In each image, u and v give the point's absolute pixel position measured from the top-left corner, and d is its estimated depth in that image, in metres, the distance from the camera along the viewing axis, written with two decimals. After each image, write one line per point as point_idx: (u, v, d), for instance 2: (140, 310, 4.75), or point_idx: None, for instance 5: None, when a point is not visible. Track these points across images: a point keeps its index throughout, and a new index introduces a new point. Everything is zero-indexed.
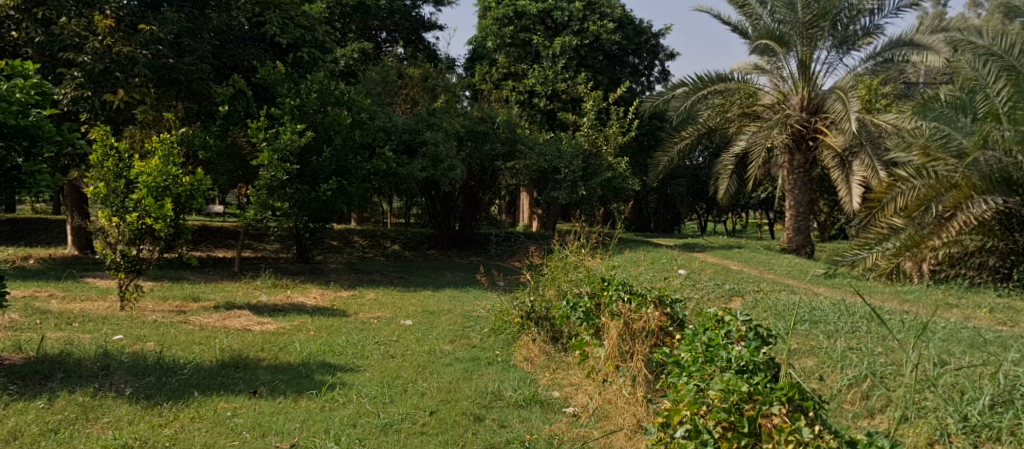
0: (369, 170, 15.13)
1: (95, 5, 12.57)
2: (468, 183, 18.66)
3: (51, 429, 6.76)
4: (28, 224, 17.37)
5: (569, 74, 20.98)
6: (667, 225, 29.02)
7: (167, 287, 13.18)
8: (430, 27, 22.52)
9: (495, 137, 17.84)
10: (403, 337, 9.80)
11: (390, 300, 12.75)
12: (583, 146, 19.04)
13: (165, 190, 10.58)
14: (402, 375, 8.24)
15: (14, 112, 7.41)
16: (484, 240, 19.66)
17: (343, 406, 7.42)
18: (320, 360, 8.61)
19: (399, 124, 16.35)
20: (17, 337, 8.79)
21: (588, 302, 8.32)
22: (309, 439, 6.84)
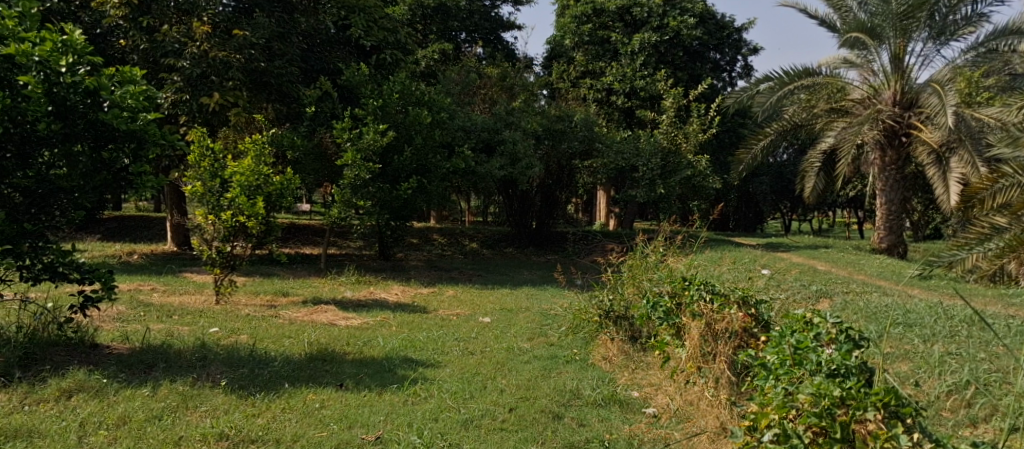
0: (449, 169, 15.43)
1: (194, 12, 13.13)
2: (546, 182, 18.86)
3: (155, 416, 7.04)
4: (132, 221, 18.23)
5: (647, 71, 21.03)
6: (749, 224, 28.92)
7: (259, 282, 13.70)
8: (509, 27, 22.79)
9: (573, 135, 17.90)
10: (482, 334, 10.07)
11: (470, 298, 13.02)
12: (662, 144, 19.09)
13: (257, 189, 10.99)
14: (483, 371, 8.47)
15: (125, 117, 7.59)
16: (562, 238, 19.84)
17: (425, 400, 7.69)
18: (402, 355, 8.90)
19: (479, 123, 16.62)
20: (124, 328, 9.29)
21: (669, 301, 8.41)
22: (393, 432, 7.08)
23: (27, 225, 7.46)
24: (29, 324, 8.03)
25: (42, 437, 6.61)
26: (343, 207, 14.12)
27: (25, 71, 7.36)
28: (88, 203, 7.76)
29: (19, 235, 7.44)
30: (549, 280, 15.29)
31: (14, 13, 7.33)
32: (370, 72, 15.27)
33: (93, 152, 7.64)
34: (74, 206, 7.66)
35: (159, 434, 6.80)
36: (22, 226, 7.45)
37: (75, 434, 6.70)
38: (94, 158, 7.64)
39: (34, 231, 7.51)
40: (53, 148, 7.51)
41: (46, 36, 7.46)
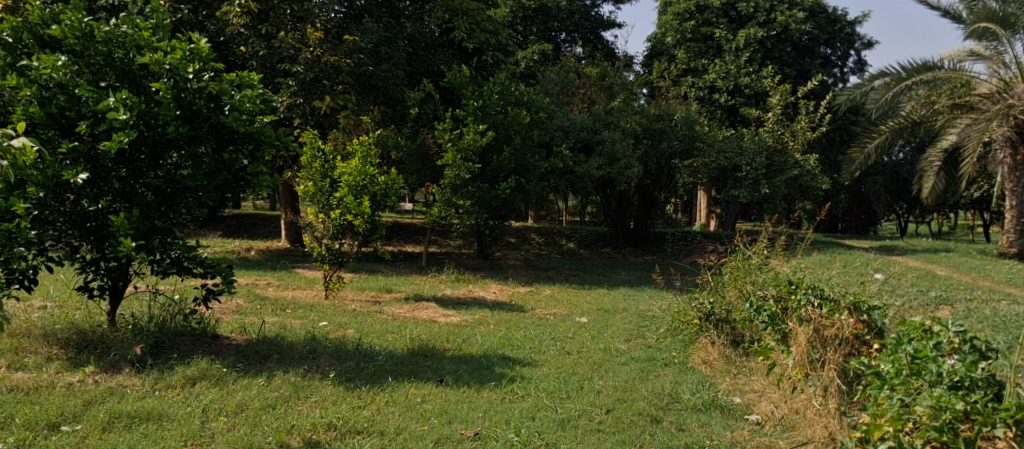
0: (547, 168, 15.63)
1: (309, 19, 13.65)
2: (645, 182, 18.93)
3: (269, 405, 7.19)
4: (249, 218, 19.05)
5: (752, 68, 20.81)
6: (861, 226, 28.37)
7: (365, 278, 14.20)
8: (610, 26, 22.91)
9: (672, 134, 17.98)
10: (579, 334, 10.27)
11: (566, 297, 13.23)
12: (766, 143, 18.72)
13: (363, 188, 11.41)
14: (580, 371, 8.65)
15: (244, 120, 7.81)
16: (661, 239, 19.85)
17: (522, 399, 7.85)
18: (500, 353, 9.16)
19: (577, 122, 16.85)
20: (242, 320, 9.81)
21: (775, 306, 8.46)
22: (491, 428, 7.20)
23: (157, 223, 7.70)
24: (159, 314, 8.55)
25: (171, 421, 6.74)
26: (443, 206, 14.58)
27: (156, 78, 7.67)
28: (211, 202, 8.03)
29: (151, 231, 7.66)
30: (647, 281, 15.38)
31: (149, 25, 7.68)
32: (471, 73, 15.61)
33: (215, 153, 7.95)
34: (198, 204, 7.97)
35: (271, 422, 6.92)
36: (153, 223, 7.70)
37: (198, 419, 6.81)
38: (216, 159, 7.95)
39: (164, 228, 7.76)
40: (180, 149, 7.82)
41: (176, 45, 7.75)
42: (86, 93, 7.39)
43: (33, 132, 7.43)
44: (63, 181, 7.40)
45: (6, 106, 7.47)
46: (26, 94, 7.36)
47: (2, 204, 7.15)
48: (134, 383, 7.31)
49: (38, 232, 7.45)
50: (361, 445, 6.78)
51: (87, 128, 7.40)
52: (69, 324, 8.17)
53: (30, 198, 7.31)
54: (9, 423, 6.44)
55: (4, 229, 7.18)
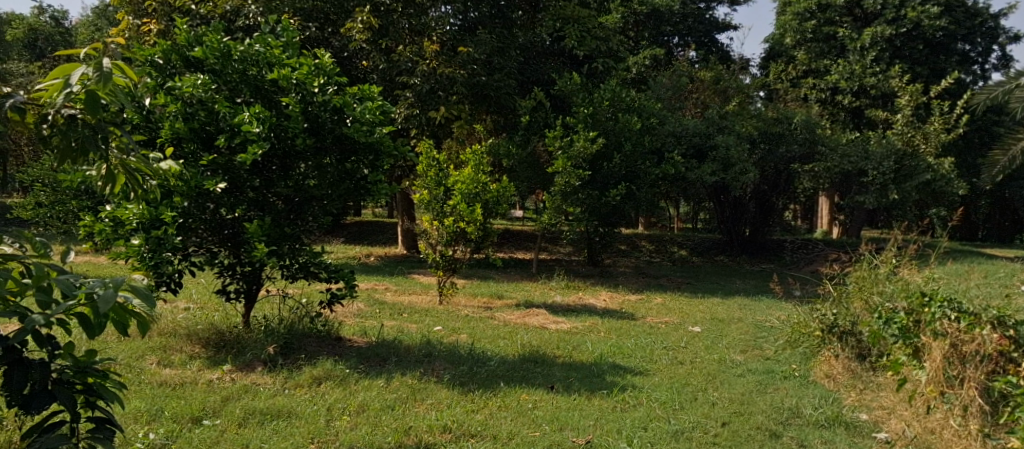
0: (659, 175, 15.58)
1: (425, 33, 14.02)
2: (761, 188, 18.71)
3: (389, 406, 7.35)
4: (370, 225, 19.69)
5: (880, 67, 20.14)
6: (1004, 234, 27.19)
7: (477, 284, 14.51)
8: (725, 28, 22.83)
9: (791, 138, 17.71)
10: (692, 343, 10.31)
11: (679, 306, 13.19)
12: (897, 146, 17.92)
13: (476, 196, 11.63)
14: (693, 382, 8.61)
15: (365, 131, 8.16)
16: (778, 247, 19.60)
17: (634, 408, 7.77)
18: (611, 361, 9.26)
19: (690, 128, 16.61)
20: (362, 324, 10.21)
21: (906, 318, 8.13)
22: (603, 437, 7.07)
23: (287, 230, 8.09)
24: (288, 317, 9.01)
25: (299, 419, 6.90)
26: (553, 213, 14.86)
27: (286, 93, 8.07)
28: (334, 210, 8.43)
29: (281, 237, 8.06)
30: (763, 290, 15.21)
31: (280, 43, 8.14)
32: (582, 80, 15.80)
33: (339, 163, 8.30)
34: (323, 212, 8.36)
35: (391, 423, 6.99)
36: (283, 230, 8.09)
37: (323, 417, 6.97)
38: (340, 169, 8.30)
39: (293, 235, 8.14)
40: (307, 160, 8.16)
41: (302, 62, 8.17)
42: (222, 109, 7.83)
43: (178, 147, 7.89)
44: (204, 191, 7.89)
45: (155, 122, 7.93)
46: (172, 110, 7.81)
47: (153, 213, 7.73)
48: (266, 382, 7.67)
49: (183, 239, 7.97)
50: (474, 446, 6.76)
51: (224, 142, 7.85)
52: (210, 325, 8.71)
53: (176, 208, 7.82)
54: (158, 415, 6.69)
55: (154, 236, 7.80)
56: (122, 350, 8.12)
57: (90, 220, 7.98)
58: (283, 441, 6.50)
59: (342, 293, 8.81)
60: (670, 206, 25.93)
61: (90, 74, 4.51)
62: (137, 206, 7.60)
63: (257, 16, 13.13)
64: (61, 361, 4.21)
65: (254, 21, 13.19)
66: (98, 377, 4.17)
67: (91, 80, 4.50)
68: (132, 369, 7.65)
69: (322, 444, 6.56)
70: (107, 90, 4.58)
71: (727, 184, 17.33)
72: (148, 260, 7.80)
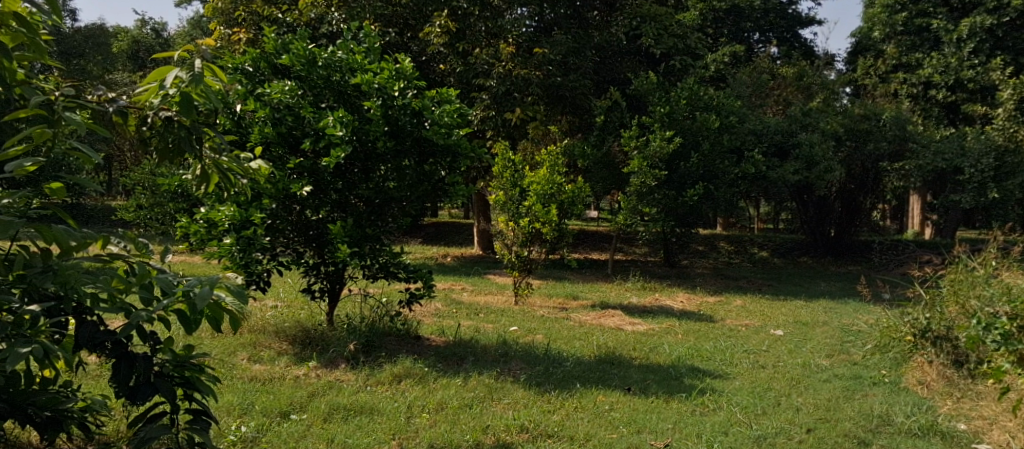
0: (738, 174, 15.47)
1: (501, 34, 14.06)
2: (847, 187, 18.38)
3: (467, 404, 7.45)
4: (450, 225, 19.99)
5: (978, 60, 19.47)
6: None
7: (552, 285, 14.61)
8: (808, 23, 22.69)
9: (880, 135, 17.22)
10: (774, 347, 10.23)
11: (760, 308, 13.09)
12: (996, 143, 16.87)
13: (552, 196, 11.68)
14: (775, 387, 8.49)
15: (443, 133, 8.23)
16: (864, 248, 19.28)
17: (714, 412, 7.68)
18: (689, 364, 9.26)
19: (772, 126, 16.69)
20: (440, 323, 10.38)
21: (1007, 324, 8.02)
22: (682, 440, 6.98)
23: (368, 231, 8.30)
24: (370, 316, 9.25)
25: (381, 416, 7.04)
26: (629, 214, 14.76)
27: (368, 97, 8.22)
28: (413, 211, 8.64)
29: (362, 238, 8.27)
30: (848, 293, 14.96)
31: (362, 49, 8.32)
32: (660, 79, 15.76)
33: (418, 166, 8.43)
34: (403, 213, 8.57)
35: (469, 421, 7.05)
36: (364, 231, 8.30)
37: (404, 415, 7.10)
38: (419, 171, 8.43)
39: (374, 235, 8.34)
40: (387, 163, 8.32)
41: (383, 66, 8.33)
42: (307, 113, 8.06)
43: (267, 150, 8.16)
44: (290, 193, 8.15)
45: (245, 127, 8.20)
46: (261, 116, 8.07)
47: (244, 214, 8.01)
48: (348, 378, 7.88)
49: (271, 240, 8.26)
50: (551, 447, 6.74)
51: (309, 145, 8.08)
52: (295, 322, 9.09)
53: (265, 209, 8.10)
54: (249, 409, 6.93)
55: (245, 237, 8.08)
56: (214, 346, 8.43)
57: (186, 221, 8.33)
58: (366, 436, 6.59)
59: (421, 293, 8.98)
60: (750, 206, 25.72)
61: (183, 76, 4.66)
62: (228, 208, 7.88)
63: (340, 23, 13.45)
64: (161, 354, 4.44)
65: (338, 27, 13.50)
66: (195, 371, 4.39)
67: (184, 83, 4.66)
68: (224, 364, 7.94)
69: (403, 440, 6.64)
70: (199, 92, 4.73)
71: (812, 183, 17.06)
72: (238, 259, 8.11)
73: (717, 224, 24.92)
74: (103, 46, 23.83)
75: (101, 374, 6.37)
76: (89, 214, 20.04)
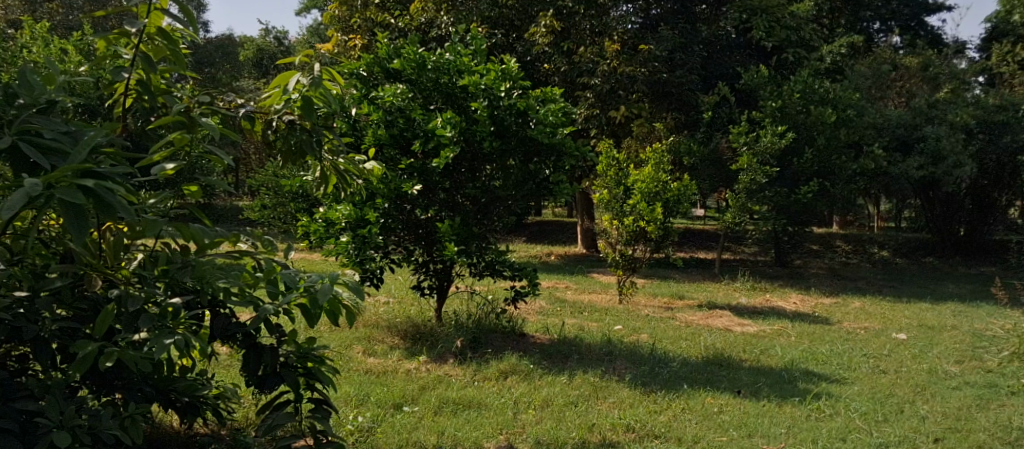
0: (857, 170, 15.15)
1: (607, 32, 14.07)
2: (979, 182, 17.66)
3: (572, 402, 7.51)
4: (557, 223, 20.18)
5: None
6: None
7: (657, 284, 14.57)
8: (937, 10, 21.93)
9: (1017, 126, 16.45)
10: (896, 352, 10.01)
11: (879, 311, 12.77)
12: None
13: (656, 195, 11.63)
14: (898, 394, 8.30)
15: (547, 132, 8.31)
16: (998, 247, 18.62)
17: (831, 418, 7.53)
18: (804, 367, 9.13)
19: (893, 120, 16.32)
20: (544, 321, 10.51)
21: None
22: (796, 445, 6.85)
23: (475, 229, 8.48)
24: (477, 312, 9.49)
25: (488, 410, 7.17)
26: (738, 212, 14.42)
27: (475, 98, 8.34)
28: (518, 210, 8.79)
29: (470, 236, 8.46)
30: (979, 296, 14.45)
31: (469, 51, 8.48)
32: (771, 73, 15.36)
33: (523, 164, 8.56)
34: (509, 211, 8.73)
35: (574, 419, 7.11)
36: (471, 230, 8.45)
37: (511, 410, 7.23)
38: (524, 169, 8.57)
39: (480, 234, 8.53)
40: (493, 162, 8.50)
41: (490, 67, 8.43)
42: (417, 115, 8.28)
43: (380, 151, 8.41)
44: (402, 193, 8.40)
45: (360, 129, 8.50)
46: (374, 118, 8.33)
47: (359, 214, 8.30)
48: (457, 373, 8.08)
49: (384, 237, 8.53)
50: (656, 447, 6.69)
51: (419, 147, 8.29)
52: (406, 318, 9.41)
53: (378, 209, 8.36)
54: (365, 400, 7.18)
55: (360, 235, 8.37)
56: (333, 339, 8.75)
57: (306, 220, 8.69)
58: (475, 431, 6.73)
59: (525, 290, 9.15)
60: (871, 204, 25.07)
61: (304, 81, 4.87)
62: (344, 207, 8.18)
63: (448, 26, 13.89)
64: (285, 346, 4.68)
65: (446, 31, 13.96)
66: (317, 362, 4.63)
67: (305, 88, 4.85)
68: (341, 356, 8.23)
69: (511, 435, 6.75)
70: (320, 96, 4.93)
71: (938, 179, 16.50)
72: (354, 257, 8.42)
73: (839, 221, 24.37)
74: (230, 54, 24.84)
75: (231, 363, 6.71)
76: (217, 213, 20.95)
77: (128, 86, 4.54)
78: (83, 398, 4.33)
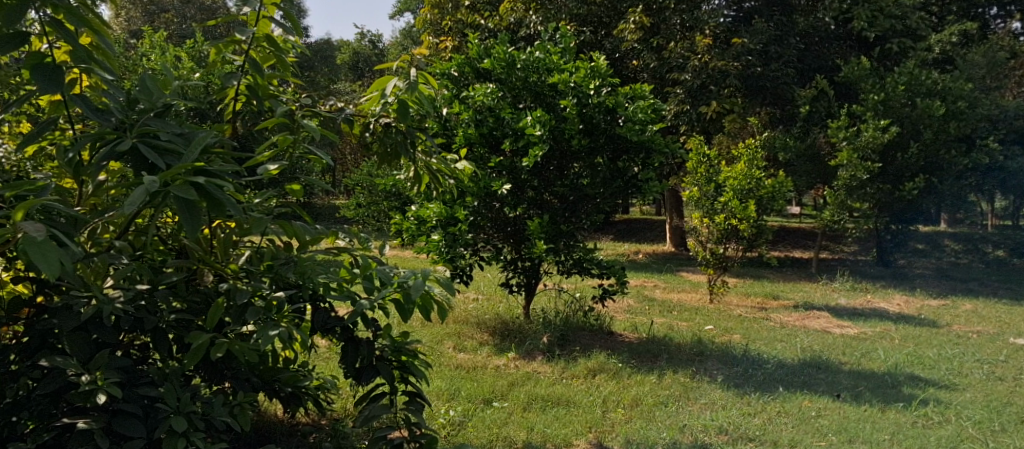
0: (968, 165, 14.70)
1: (698, 26, 14.06)
2: None
3: (663, 402, 7.50)
4: (644, 222, 20.12)
5: None
6: None
7: (750, 284, 14.41)
8: None
9: None
10: (1010, 357, 9.70)
11: (991, 314, 12.38)
12: None
13: (749, 192, 11.55)
14: (1015, 402, 8.04)
15: (637, 130, 8.26)
16: None
17: (940, 425, 7.31)
18: (910, 372, 8.90)
19: (1011, 111, 15.58)
20: (633, 320, 10.50)
21: None
22: None
23: (562, 227, 8.56)
24: (565, 310, 9.57)
25: (577, 408, 7.23)
26: (837, 209, 14.47)
27: (564, 96, 8.39)
28: (607, 207, 8.77)
29: (558, 234, 8.54)
30: None
31: (559, 50, 8.56)
32: (872, 65, 15.09)
33: (611, 162, 8.58)
34: (597, 210, 8.73)
35: (665, 419, 7.09)
36: (559, 228, 8.58)
37: (600, 408, 7.26)
38: (612, 168, 8.57)
39: (568, 232, 8.61)
40: (582, 160, 8.54)
41: (580, 66, 8.49)
42: (507, 114, 8.33)
43: (470, 150, 8.53)
44: (492, 192, 8.51)
45: (452, 128, 8.65)
46: (465, 117, 8.46)
47: (449, 212, 8.45)
48: (546, 370, 8.16)
49: (474, 235, 8.66)
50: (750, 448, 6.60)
51: (509, 145, 8.38)
52: (495, 315, 9.55)
53: (468, 207, 8.50)
54: (456, 394, 7.33)
55: (451, 233, 8.52)
56: (424, 334, 8.93)
57: (399, 218, 8.89)
58: (564, 427, 6.79)
59: (611, 288, 9.18)
60: (982, 201, 24.20)
61: (400, 85, 5.00)
62: (436, 206, 8.35)
63: (537, 25, 13.80)
64: (380, 340, 4.83)
65: (535, 30, 13.99)
66: (411, 356, 4.74)
67: (402, 91, 4.98)
68: (433, 351, 8.39)
69: (601, 433, 6.79)
70: (415, 99, 5.04)
71: None
72: (444, 255, 8.52)
73: (946, 219, 23.63)
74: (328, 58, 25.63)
75: (330, 356, 6.94)
76: (315, 211, 21.48)
77: (238, 91, 4.75)
78: (197, 385, 4.51)
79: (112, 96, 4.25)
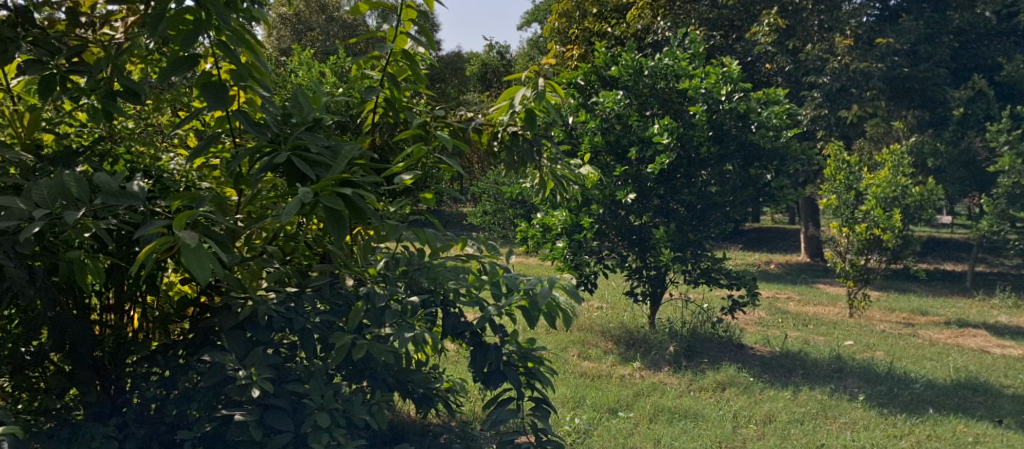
0: None
1: (837, 27, 13.70)
2: None
3: (798, 420, 7.33)
4: (772, 232, 19.77)
5: None
6: None
7: (893, 298, 13.94)
8: None
9: None
10: None
11: None
12: None
13: (894, 200, 11.29)
14: None
15: (772, 136, 8.18)
16: None
17: None
18: None
19: None
20: (765, 333, 10.32)
21: None
22: None
23: (690, 236, 8.52)
24: (691, 321, 9.50)
25: (706, 421, 7.14)
26: (996, 220, 14.02)
27: (694, 102, 8.34)
28: (737, 216, 8.58)
29: (685, 243, 8.51)
30: None
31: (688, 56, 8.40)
32: None
33: (742, 169, 8.45)
34: (727, 218, 8.57)
35: (801, 438, 6.91)
36: (687, 237, 8.52)
37: (730, 423, 7.15)
38: (744, 175, 8.45)
39: (696, 240, 8.56)
40: (710, 167, 8.40)
41: (711, 71, 8.42)
42: (635, 122, 8.41)
43: (597, 159, 8.64)
44: (617, 199, 8.57)
45: (577, 137, 8.71)
46: (591, 126, 8.51)
47: (575, 219, 8.52)
48: (672, 382, 8.09)
49: (599, 243, 8.73)
50: None
51: (637, 153, 8.38)
52: (619, 324, 9.60)
53: (593, 214, 8.60)
54: (581, 403, 7.35)
55: (575, 239, 8.60)
56: (549, 342, 9.00)
57: (524, 226, 9.01)
58: (693, 441, 6.71)
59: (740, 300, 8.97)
60: None
61: (529, 94, 5.05)
62: (562, 213, 8.43)
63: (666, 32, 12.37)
64: (507, 346, 4.90)
65: (664, 36, 12.61)
66: (537, 362, 4.82)
67: (530, 100, 5.04)
68: (558, 358, 8.46)
69: None
70: (542, 108, 5.11)
71: None
72: (570, 261, 8.61)
73: None
74: (457, 71, 26.00)
75: (457, 359, 7.10)
76: (445, 218, 21.88)
77: (377, 104, 4.90)
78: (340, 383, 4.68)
79: (267, 111, 4.46)
